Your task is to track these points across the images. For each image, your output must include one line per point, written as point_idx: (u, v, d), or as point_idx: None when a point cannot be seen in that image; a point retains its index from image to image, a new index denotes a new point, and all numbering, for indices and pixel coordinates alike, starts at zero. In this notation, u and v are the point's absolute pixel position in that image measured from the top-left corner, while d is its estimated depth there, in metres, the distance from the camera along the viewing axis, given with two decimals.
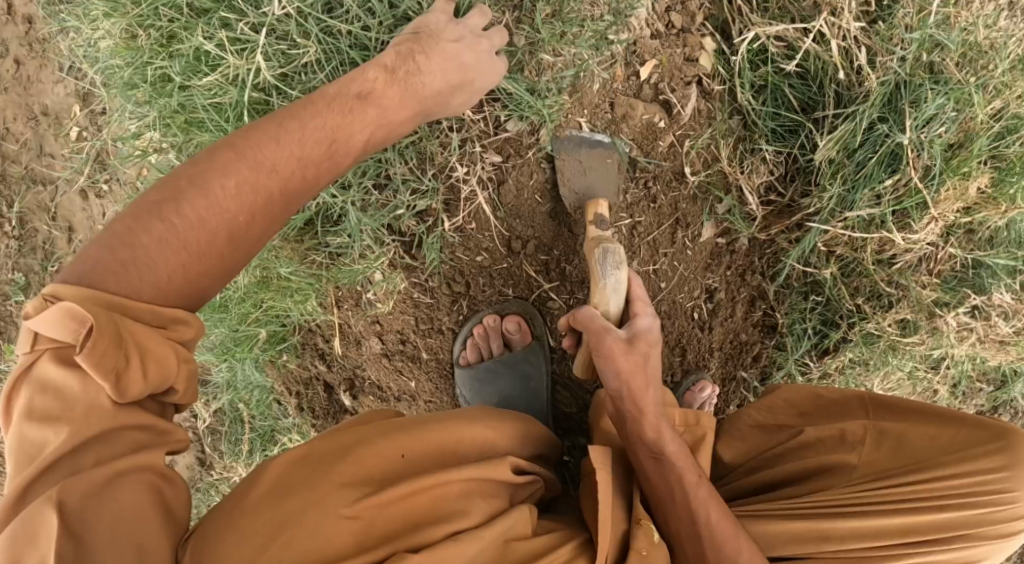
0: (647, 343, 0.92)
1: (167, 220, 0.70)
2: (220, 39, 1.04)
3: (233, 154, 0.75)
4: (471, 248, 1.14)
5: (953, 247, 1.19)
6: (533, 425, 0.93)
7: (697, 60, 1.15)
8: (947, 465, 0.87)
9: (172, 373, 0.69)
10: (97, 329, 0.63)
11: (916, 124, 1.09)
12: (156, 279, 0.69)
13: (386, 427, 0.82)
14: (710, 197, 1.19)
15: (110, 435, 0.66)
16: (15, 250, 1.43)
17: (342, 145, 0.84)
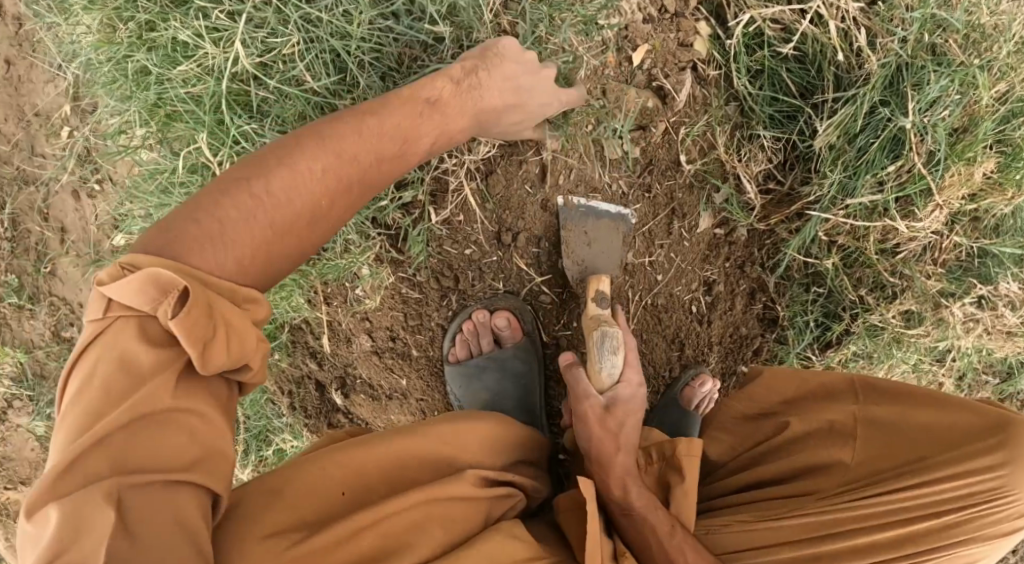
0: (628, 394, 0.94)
1: (253, 197, 0.73)
2: (197, 28, 1.02)
3: (319, 142, 0.78)
4: (460, 242, 1.11)
5: (958, 235, 1.15)
6: (504, 433, 0.90)
7: (691, 45, 1.11)
8: (943, 462, 0.82)
9: (250, 352, 0.70)
10: (190, 292, 0.65)
11: (919, 107, 1.05)
12: (243, 255, 0.71)
13: (329, 456, 0.79)
14: (707, 186, 1.16)
15: (163, 421, 0.66)
16: (8, 252, 1.41)
17: (412, 146, 0.88)
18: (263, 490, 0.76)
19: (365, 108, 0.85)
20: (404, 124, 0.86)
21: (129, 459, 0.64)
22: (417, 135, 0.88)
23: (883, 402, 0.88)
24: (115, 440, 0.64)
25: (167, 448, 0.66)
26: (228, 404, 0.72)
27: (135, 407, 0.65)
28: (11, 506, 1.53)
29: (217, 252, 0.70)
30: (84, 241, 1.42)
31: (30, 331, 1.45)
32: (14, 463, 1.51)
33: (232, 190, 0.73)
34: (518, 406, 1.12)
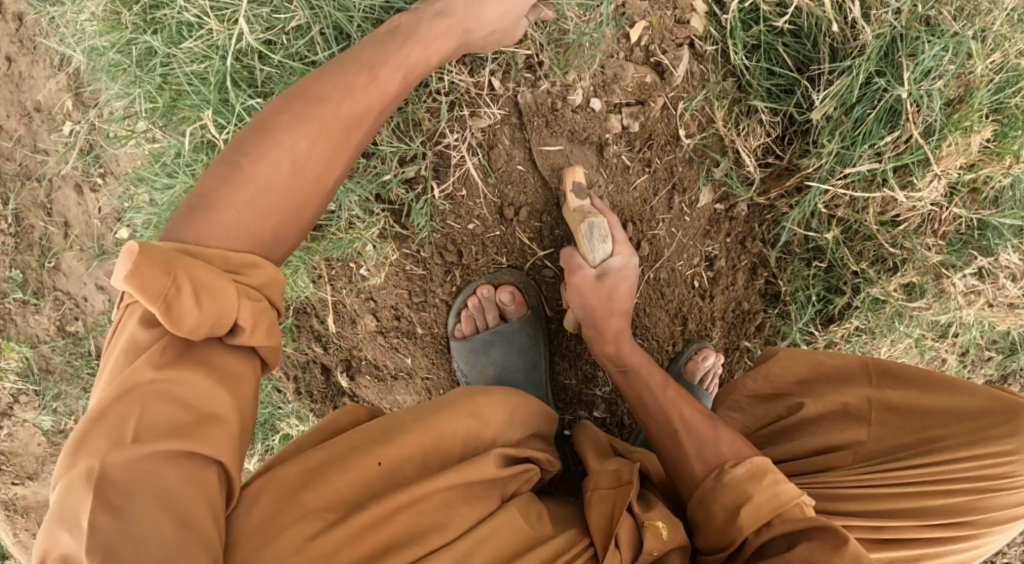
0: (617, 279, 1.04)
1: (244, 171, 0.77)
2: (202, 6, 1.04)
3: (303, 108, 0.82)
4: (463, 216, 1.11)
5: (957, 207, 1.16)
6: (522, 406, 0.93)
7: (688, 22, 1.12)
8: (959, 444, 0.85)
9: (231, 305, 0.70)
10: (146, 252, 0.67)
11: (915, 77, 1.06)
12: (233, 227, 0.75)
13: (363, 439, 0.82)
14: (706, 161, 1.16)
15: (159, 399, 0.67)
16: (13, 247, 1.43)
17: (383, 65, 0.88)
18: (292, 478, 0.77)
19: (331, 70, 0.86)
20: (374, 83, 0.87)
21: (127, 432, 0.66)
22: (387, 84, 0.88)
23: (897, 386, 0.89)
24: (114, 414, 0.66)
25: (167, 429, 0.67)
26: (238, 374, 0.73)
27: (131, 382, 0.67)
28: (19, 502, 1.55)
29: (205, 226, 0.74)
30: (86, 235, 1.43)
31: (35, 326, 1.46)
32: (21, 459, 1.52)
33: (219, 175, 0.77)
34: (526, 378, 1.13)
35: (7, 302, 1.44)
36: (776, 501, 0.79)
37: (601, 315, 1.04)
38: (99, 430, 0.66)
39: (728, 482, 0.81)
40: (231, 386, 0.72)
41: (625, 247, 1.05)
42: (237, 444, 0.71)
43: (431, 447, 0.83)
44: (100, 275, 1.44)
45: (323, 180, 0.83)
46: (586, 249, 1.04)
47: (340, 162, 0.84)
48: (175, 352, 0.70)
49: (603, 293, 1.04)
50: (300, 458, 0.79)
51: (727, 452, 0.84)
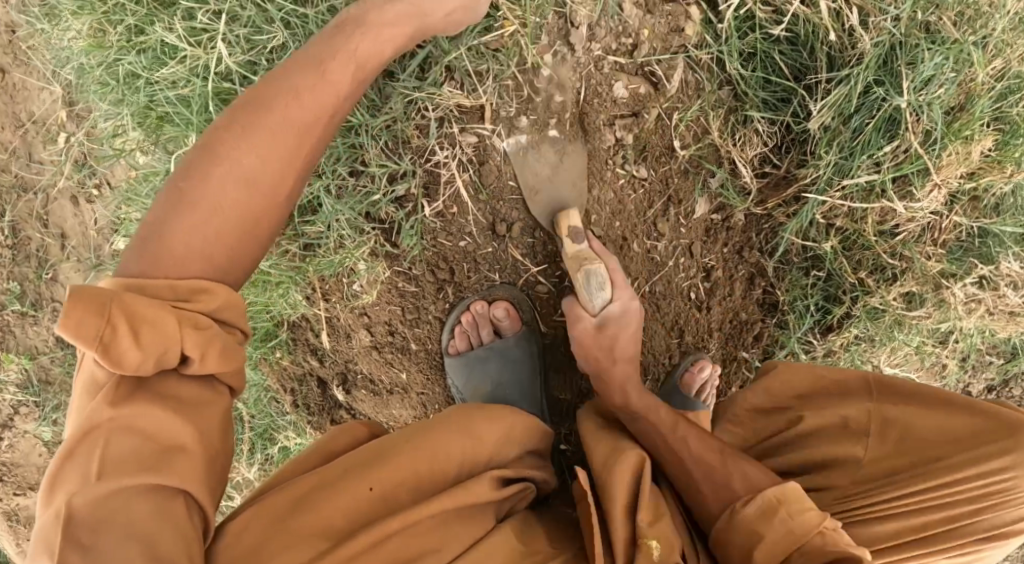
0: (617, 325, 1.03)
1: (191, 194, 0.77)
2: (178, 30, 1.04)
3: (251, 123, 0.81)
4: (454, 233, 1.10)
5: (957, 215, 1.14)
6: (516, 426, 0.93)
7: (683, 30, 1.09)
8: (959, 463, 0.82)
9: (173, 337, 0.71)
10: (77, 295, 0.68)
11: (914, 86, 1.04)
12: (180, 254, 0.75)
13: (355, 462, 0.82)
14: (702, 172, 1.15)
15: (118, 433, 0.69)
16: (10, 259, 1.42)
17: (336, 56, 0.87)
18: (281, 504, 0.77)
19: (277, 80, 0.84)
20: (326, 79, 0.85)
21: (93, 469, 0.68)
22: (340, 80, 0.87)
23: (898, 400, 0.88)
24: (82, 450, 0.69)
25: (131, 465, 0.69)
26: (192, 398, 0.74)
27: (92, 419, 0.69)
28: (22, 511, 1.55)
29: (155, 257, 0.75)
30: (83, 246, 1.42)
31: (34, 338, 1.46)
32: (23, 469, 1.52)
33: (170, 204, 0.77)
34: (521, 394, 1.12)
35: (5, 314, 1.44)
36: (791, 533, 0.75)
37: (604, 362, 1.02)
38: (70, 467, 0.69)
39: (740, 519, 0.78)
40: (193, 416, 0.73)
41: (624, 292, 1.04)
42: (204, 472, 0.72)
43: (425, 470, 0.82)
44: None
45: (279, 193, 0.82)
46: (585, 298, 1.04)
47: (298, 168, 0.83)
48: (132, 388, 0.71)
49: (606, 340, 1.03)
50: (291, 484, 0.79)
51: (739, 489, 0.81)
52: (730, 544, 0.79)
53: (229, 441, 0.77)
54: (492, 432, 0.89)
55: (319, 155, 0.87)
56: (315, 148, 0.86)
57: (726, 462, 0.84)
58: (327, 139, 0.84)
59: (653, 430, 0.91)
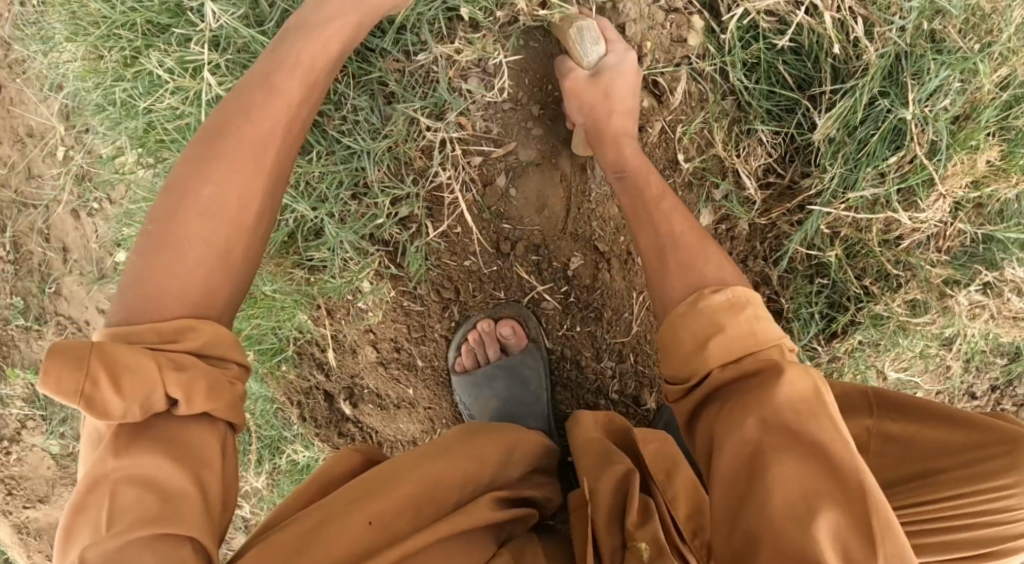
0: (612, 73, 0.98)
1: (166, 236, 0.79)
2: (172, 61, 1.05)
3: (213, 157, 0.82)
4: (459, 253, 1.10)
5: (961, 222, 1.14)
6: (518, 450, 0.94)
7: (685, 40, 1.09)
8: (955, 481, 0.82)
9: (154, 381, 0.71)
10: (57, 349, 0.69)
11: (919, 98, 1.04)
12: (157, 294, 0.77)
13: (358, 498, 0.82)
14: (706, 183, 1.15)
15: (123, 484, 0.70)
16: (13, 273, 1.42)
17: (283, 72, 0.89)
18: (290, 538, 0.77)
19: (224, 108, 0.86)
20: (270, 93, 0.87)
21: (103, 522, 0.69)
22: (289, 94, 0.88)
23: (899, 417, 0.86)
24: (92, 504, 0.70)
25: (136, 516, 0.68)
26: (191, 440, 0.74)
27: (96, 473, 0.70)
28: (31, 524, 1.56)
29: (136, 302, 0.76)
30: (86, 259, 1.41)
31: (39, 352, 1.46)
32: (31, 482, 1.53)
33: (147, 248, 0.79)
34: (528, 411, 1.12)
35: (9, 329, 1.44)
36: (749, 338, 0.76)
37: (600, 113, 0.98)
38: (84, 522, 0.70)
39: (706, 306, 0.78)
40: (193, 459, 0.73)
41: (617, 47, 1.00)
42: (210, 517, 0.71)
43: (425, 501, 0.82)
44: (100, 298, 1.44)
45: (246, 216, 0.83)
46: (579, 54, 0.99)
47: (266, 189, 0.84)
48: (129, 435, 0.72)
49: (602, 88, 0.97)
50: (305, 516, 0.80)
51: (711, 278, 0.82)
52: (678, 351, 0.78)
53: (234, 480, 0.77)
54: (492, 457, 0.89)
55: (287, 172, 0.88)
56: (281, 169, 0.86)
57: (706, 248, 0.86)
58: (286, 148, 0.86)
59: (637, 191, 0.93)
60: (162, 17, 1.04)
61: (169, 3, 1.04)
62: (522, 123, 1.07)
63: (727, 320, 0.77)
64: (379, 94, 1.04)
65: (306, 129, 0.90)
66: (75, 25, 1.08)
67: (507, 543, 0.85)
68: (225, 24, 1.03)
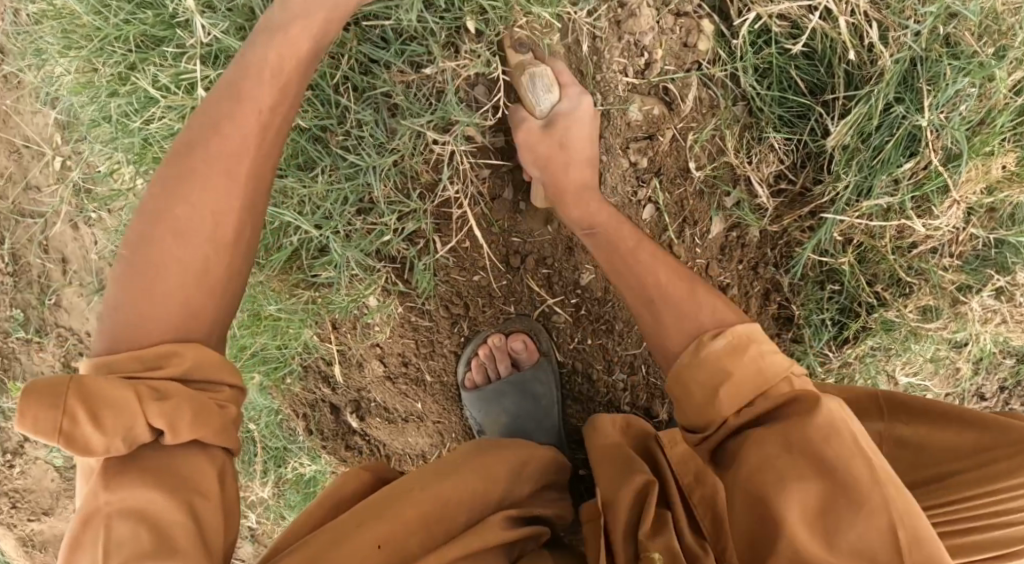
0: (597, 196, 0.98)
1: (142, 261, 0.77)
2: (168, 75, 1.03)
3: (183, 176, 0.80)
4: (467, 268, 1.09)
5: (974, 227, 1.12)
6: (527, 463, 0.92)
7: (695, 45, 1.07)
8: (970, 482, 0.80)
9: (133, 412, 0.70)
10: (31, 387, 0.68)
11: (935, 103, 1.02)
12: (139, 322, 0.76)
13: (362, 518, 0.80)
14: (717, 192, 1.13)
15: (118, 520, 0.69)
16: (11, 286, 1.40)
17: (251, 79, 0.85)
18: None
19: (195, 121, 0.83)
20: (237, 103, 0.83)
21: (100, 558, 0.68)
22: (258, 100, 0.84)
23: (911, 420, 0.85)
24: (88, 540, 0.70)
25: (132, 552, 0.68)
26: (185, 468, 0.73)
27: (90, 507, 0.70)
28: (36, 536, 1.55)
29: (118, 331, 0.76)
30: (85, 270, 1.39)
31: (40, 364, 1.44)
32: (36, 495, 1.51)
33: (127, 273, 0.77)
34: (538, 427, 1.10)
35: (8, 342, 1.42)
36: (760, 379, 0.76)
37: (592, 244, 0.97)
38: (82, 557, 0.69)
39: (707, 355, 0.78)
40: (187, 491, 0.72)
41: (572, 91, 1.01)
42: (208, 545, 0.71)
43: (430, 526, 0.80)
44: (101, 308, 1.42)
45: (222, 231, 0.80)
46: (532, 102, 1.00)
47: (240, 202, 0.81)
48: (117, 467, 0.71)
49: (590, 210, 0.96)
50: (302, 545, 0.78)
51: (708, 323, 0.81)
52: (692, 401, 0.78)
53: (236, 508, 0.77)
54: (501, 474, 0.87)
55: (267, 182, 0.84)
56: (258, 180, 0.83)
57: (696, 296, 0.85)
58: (260, 157, 0.82)
59: (611, 245, 0.92)
60: (156, 30, 1.02)
61: (163, 15, 1.02)
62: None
63: (734, 364, 0.76)
64: (384, 107, 1.02)
65: (282, 136, 0.86)
66: (67, 39, 1.06)
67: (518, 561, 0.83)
68: (216, 39, 1.01)
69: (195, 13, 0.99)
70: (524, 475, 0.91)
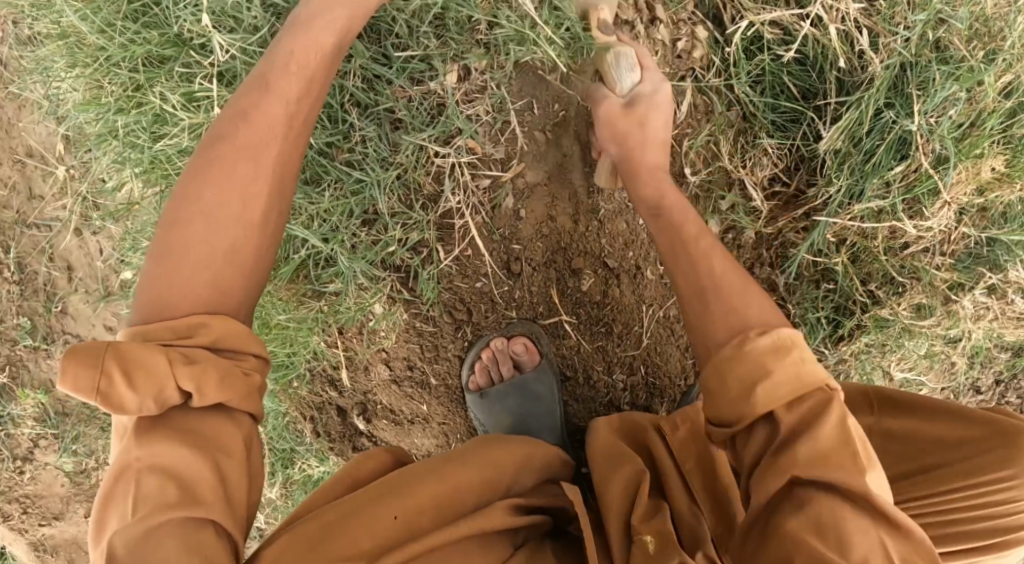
0: (647, 104, 0.96)
1: (173, 240, 0.78)
2: (178, 94, 1.05)
3: (213, 161, 0.81)
4: (470, 275, 1.11)
5: (965, 226, 1.15)
6: (537, 456, 0.96)
7: (691, 53, 1.11)
8: (954, 474, 0.85)
9: (163, 373, 0.71)
10: (75, 347, 0.70)
11: (925, 108, 1.04)
12: (172, 298, 0.76)
13: (383, 489, 0.83)
14: (712, 195, 1.16)
15: (148, 470, 0.71)
16: (18, 294, 1.42)
17: (278, 71, 0.87)
18: (311, 530, 0.78)
19: (223, 111, 0.85)
20: (265, 94, 0.85)
21: (130, 507, 0.70)
22: (285, 91, 0.86)
23: (900, 415, 0.91)
24: (118, 492, 0.71)
25: (162, 501, 0.69)
26: (211, 430, 0.74)
27: (122, 460, 0.72)
28: (47, 541, 1.56)
29: (148, 306, 0.76)
30: (91, 277, 1.41)
31: (48, 371, 1.45)
32: (46, 500, 1.53)
33: (158, 252, 0.78)
34: (544, 426, 1.09)
35: (16, 349, 1.44)
36: (794, 383, 0.69)
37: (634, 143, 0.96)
38: (113, 509, 0.71)
39: (752, 349, 0.70)
40: (213, 448, 0.73)
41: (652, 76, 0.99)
42: (233, 501, 0.72)
43: (443, 499, 0.83)
44: (107, 314, 1.43)
45: (250, 214, 0.81)
46: (615, 80, 0.99)
47: (266, 186, 0.83)
48: (146, 425, 0.73)
49: (637, 116, 0.96)
50: (319, 513, 0.80)
51: (754, 321, 0.73)
52: (721, 394, 0.71)
53: (259, 470, 0.78)
54: (510, 460, 0.90)
55: (292, 171, 0.86)
56: (286, 168, 0.85)
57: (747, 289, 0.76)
58: (284, 147, 0.83)
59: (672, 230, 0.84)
60: (164, 49, 1.04)
61: (170, 34, 1.04)
62: (535, 140, 1.08)
63: (773, 365, 0.69)
64: (386, 121, 1.04)
65: (309, 126, 0.88)
66: (72, 54, 1.07)
67: (522, 546, 0.86)
68: (232, 57, 1.04)
69: (212, 32, 1.02)
70: (530, 468, 0.92)
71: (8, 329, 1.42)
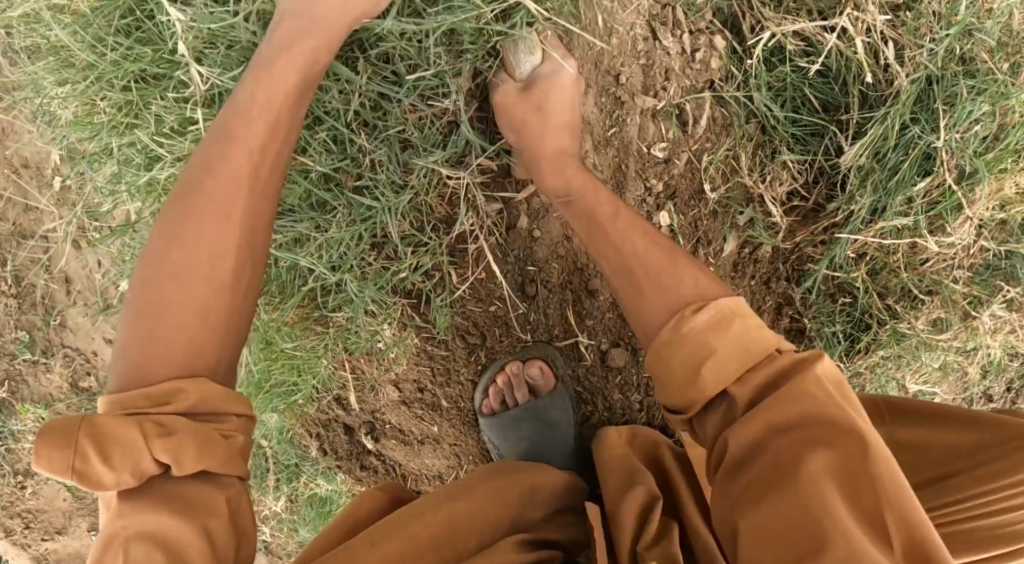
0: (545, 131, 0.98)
1: (144, 306, 0.76)
2: (175, 115, 1.02)
3: (179, 220, 0.78)
4: (483, 299, 1.09)
5: (985, 240, 1.13)
6: (543, 478, 0.90)
7: (709, 64, 1.06)
8: (961, 484, 0.78)
9: (138, 445, 0.69)
10: (47, 425, 0.69)
11: (950, 124, 1.02)
12: (148, 365, 0.74)
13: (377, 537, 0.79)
14: (730, 212, 1.12)
15: (133, 542, 0.68)
16: (15, 308, 1.38)
17: (241, 116, 0.83)
18: None
19: (188, 163, 0.82)
20: (228, 142, 0.81)
21: None
22: (247, 137, 0.82)
23: (910, 423, 0.84)
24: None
25: None
26: (195, 496, 0.71)
27: (109, 531, 0.69)
28: (51, 555, 1.54)
29: (124, 375, 0.74)
30: (89, 289, 1.37)
31: (47, 386, 1.42)
32: (48, 515, 1.50)
33: (132, 318, 0.76)
34: (556, 452, 1.09)
35: (14, 363, 1.40)
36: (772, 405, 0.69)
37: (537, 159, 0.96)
38: None
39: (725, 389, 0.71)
40: (201, 515, 0.70)
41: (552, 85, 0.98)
42: None
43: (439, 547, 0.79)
44: (107, 327, 1.40)
45: (220, 271, 0.78)
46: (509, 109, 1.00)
47: (236, 240, 0.79)
48: (130, 496, 0.70)
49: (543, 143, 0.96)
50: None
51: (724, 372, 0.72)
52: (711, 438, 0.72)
53: (249, 530, 0.75)
54: (512, 495, 0.86)
55: (264, 217, 0.82)
56: (257, 217, 0.81)
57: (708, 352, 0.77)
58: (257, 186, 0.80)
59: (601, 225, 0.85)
60: (157, 67, 1.01)
61: (163, 50, 1.00)
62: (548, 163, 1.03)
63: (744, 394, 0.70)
64: (396, 142, 1.01)
65: (278, 171, 0.85)
66: (62, 73, 1.04)
67: None
68: (215, 84, 1.00)
69: (190, 62, 0.98)
70: (536, 500, 0.88)
71: (6, 343, 1.39)
